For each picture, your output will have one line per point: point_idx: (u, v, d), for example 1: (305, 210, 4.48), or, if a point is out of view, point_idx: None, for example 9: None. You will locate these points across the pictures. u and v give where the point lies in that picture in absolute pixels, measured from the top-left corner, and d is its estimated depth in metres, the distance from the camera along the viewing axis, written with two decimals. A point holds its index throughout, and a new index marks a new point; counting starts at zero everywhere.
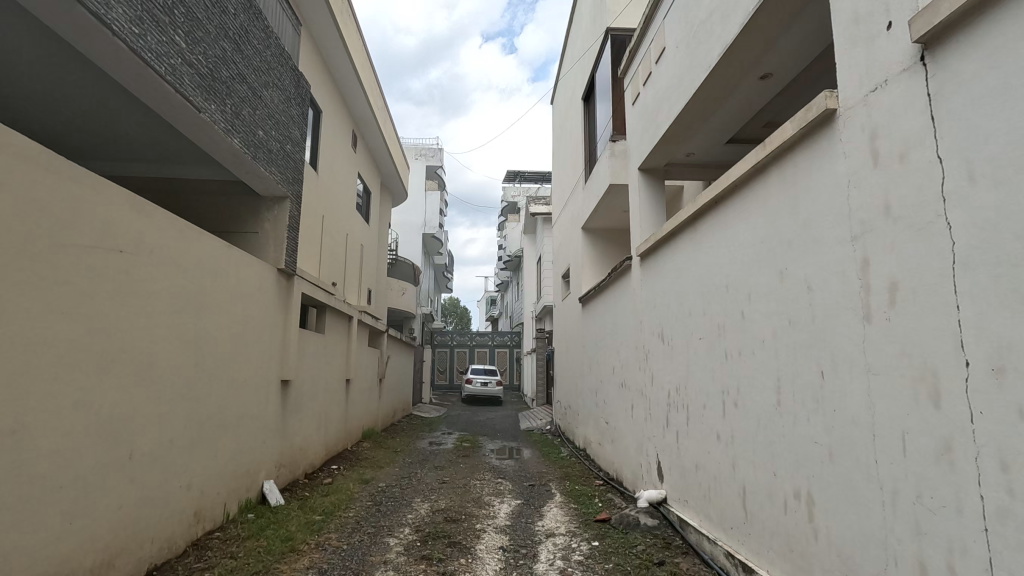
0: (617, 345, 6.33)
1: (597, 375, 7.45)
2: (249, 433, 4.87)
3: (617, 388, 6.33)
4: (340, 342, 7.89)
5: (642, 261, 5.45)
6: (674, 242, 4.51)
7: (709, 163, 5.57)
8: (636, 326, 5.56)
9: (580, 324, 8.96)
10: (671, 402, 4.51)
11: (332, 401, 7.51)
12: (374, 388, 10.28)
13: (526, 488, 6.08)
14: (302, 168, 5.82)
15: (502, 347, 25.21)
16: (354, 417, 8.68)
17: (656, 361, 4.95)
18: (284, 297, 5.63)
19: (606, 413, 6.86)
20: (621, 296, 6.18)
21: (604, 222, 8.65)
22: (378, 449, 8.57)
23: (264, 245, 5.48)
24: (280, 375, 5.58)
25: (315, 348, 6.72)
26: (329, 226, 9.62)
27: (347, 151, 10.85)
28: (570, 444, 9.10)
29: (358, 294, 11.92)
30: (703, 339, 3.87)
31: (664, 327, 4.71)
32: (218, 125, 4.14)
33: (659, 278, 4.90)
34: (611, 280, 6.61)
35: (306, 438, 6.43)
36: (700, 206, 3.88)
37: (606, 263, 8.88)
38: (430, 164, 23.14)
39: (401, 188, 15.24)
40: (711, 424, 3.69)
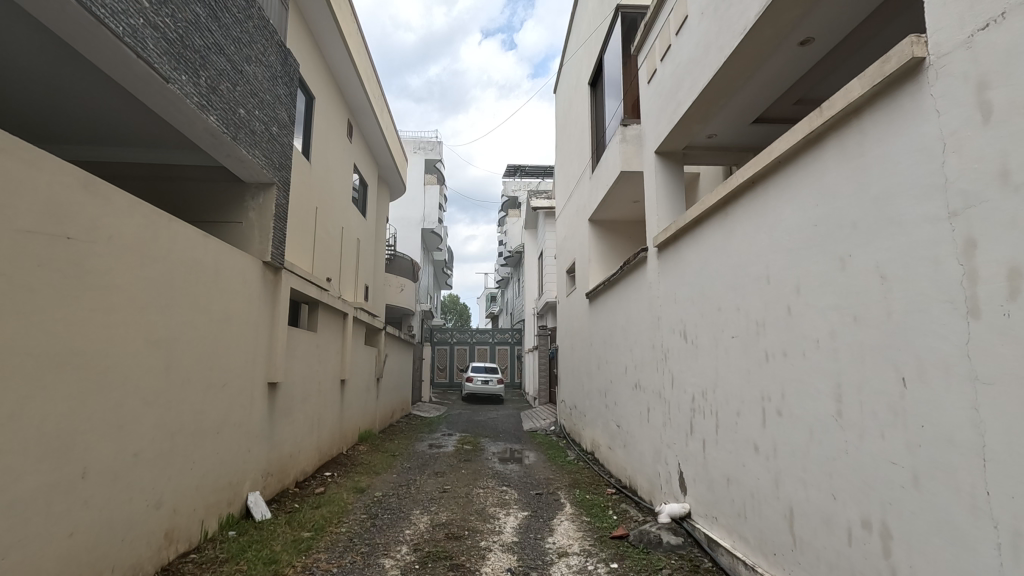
0: (630, 343, 5.90)
1: (608, 376, 7.02)
2: (232, 442, 4.45)
3: (630, 390, 5.90)
4: (334, 342, 7.45)
5: (659, 253, 5.01)
6: (699, 231, 4.07)
7: (732, 146, 5.13)
8: (652, 323, 5.13)
9: (587, 322, 8.53)
10: (696, 407, 4.08)
11: (326, 403, 7.08)
12: (371, 388, 9.85)
13: (533, 498, 5.66)
14: (290, 153, 5.37)
15: (503, 345, 24.78)
16: (349, 419, 8.26)
17: (676, 362, 4.52)
18: (271, 293, 5.20)
19: (618, 416, 6.43)
20: (635, 292, 5.75)
21: (613, 213, 8.21)
22: (374, 453, 8.14)
23: (249, 236, 5.04)
24: (267, 377, 5.15)
25: (306, 347, 6.29)
26: (323, 219, 9.17)
27: (343, 141, 10.40)
28: (576, 447, 8.67)
29: (355, 290, 11.49)
30: (735, 338, 3.44)
31: (687, 324, 4.29)
32: (190, 99, 3.69)
33: (680, 270, 4.47)
34: (623, 274, 6.18)
35: (297, 444, 6.01)
36: (733, 188, 3.44)
37: (614, 257, 8.45)
38: (429, 157, 22.67)
39: (400, 182, 14.77)
40: (747, 434, 3.27)
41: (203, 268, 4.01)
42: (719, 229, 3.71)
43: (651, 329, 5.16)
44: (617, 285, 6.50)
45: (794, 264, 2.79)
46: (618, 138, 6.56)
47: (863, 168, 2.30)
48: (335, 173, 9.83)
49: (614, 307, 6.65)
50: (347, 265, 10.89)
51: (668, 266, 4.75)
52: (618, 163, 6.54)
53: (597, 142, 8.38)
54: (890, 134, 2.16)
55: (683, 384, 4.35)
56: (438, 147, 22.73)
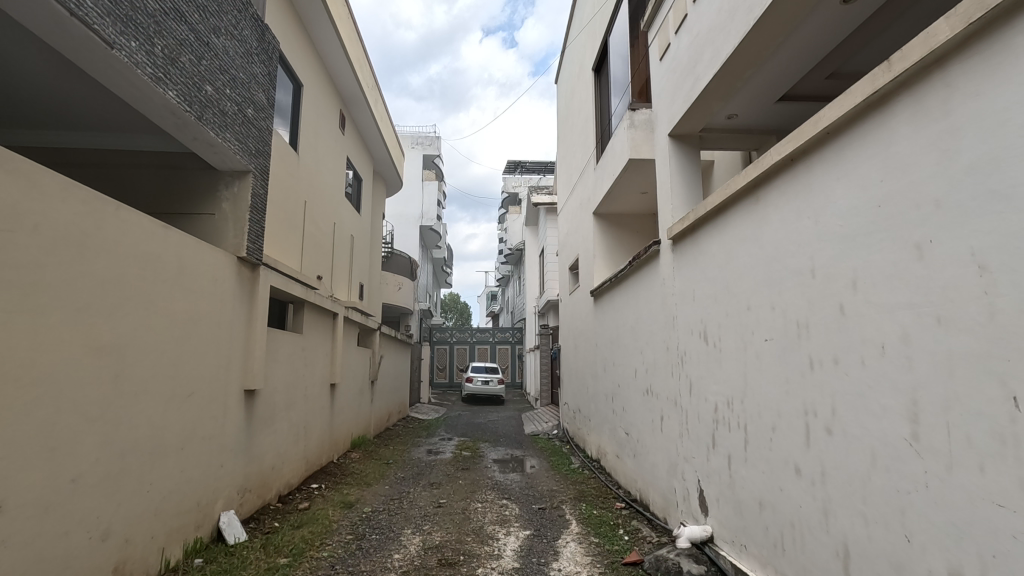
0: (640, 345, 5.43)
1: (615, 379, 6.56)
2: (201, 457, 4.00)
3: (640, 396, 5.44)
4: (323, 343, 6.98)
5: (674, 245, 4.54)
6: (723, 220, 3.61)
7: (754, 127, 4.67)
8: (667, 323, 4.66)
9: (591, 321, 8.07)
10: (719, 419, 3.62)
11: (314, 408, 6.63)
12: (365, 392, 9.39)
13: (536, 514, 5.20)
14: (268, 138, 4.91)
15: (504, 344, 24.34)
16: (340, 425, 7.81)
17: (695, 366, 4.07)
18: (247, 292, 4.74)
19: (626, 423, 5.97)
20: (646, 289, 5.28)
21: (619, 206, 7.75)
22: (367, 462, 7.69)
23: (223, 228, 4.59)
24: (244, 383, 4.70)
25: (290, 350, 5.84)
26: (313, 215, 8.72)
27: (335, 133, 9.94)
28: (581, 454, 8.21)
29: (349, 289, 11.04)
30: (770, 341, 2.98)
31: (708, 324, 3.82)
32: (142, 69, 3.22)
33: (699, 265, 4.01)
34: (632, 270, 5.71)
35: (280, 456, 5.55)
36: (768, 168, 2.97)
37: (620, 253, 7.99)
38: (427, 153, 22.19)
39: (395, 176, 14.30)
40: (786, 453, 2.81)
41: (162, 264, 3.55)
42: (749, 216, 3.24)
43: (665, 330, 4.70)
44: (626, 282, 6.04)
45: (849, 253, 2.33)
46: (626, 123, 6.10)
47: (948, 131, 1.84)
48: (325, 166, 9.37)
49: (623, 305, 6.18)
50: (341, 263, 10.44)
51: (685, 260, 4.29)
52: (626, 150, 6.08)
53: (601, 131, 7.92)
54: (991, 85, 1.70)
55: (703, 392, 3.89)
56: (436, 142, 22.27)
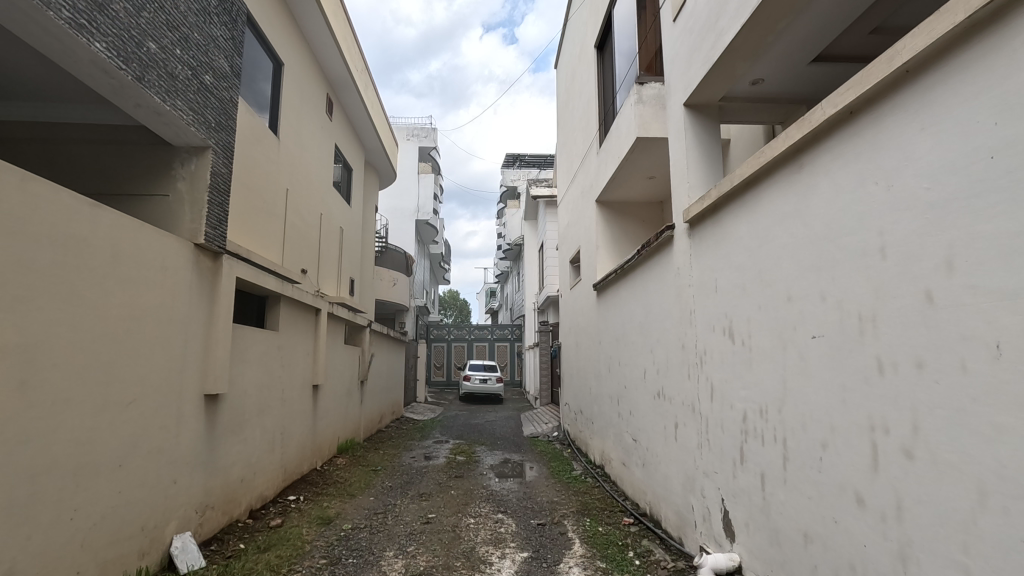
0: (650, 343, 4.91)
1: (621, 380, 6.02)
2: (147, 474, 3.47)
3: (650, 401, 4.91)
4: (304, 342, 6.44)
5: (691, 230, 4.00)
6: (754, 196, 3.06)
7: (782, 95, 4.12)
8: (682, 318, 4.12)
9: (594, 317, 7.53)
10: (749, 429, 3.08)
11: (292, 412, 6.11)
12: (353, 393, 8.86)
13: (534, 531, 4.66)
14: (229, 110, 4.35)
15: (502, 341, 23.77)
16: (325, 430, 7.27)
17: (717, 367, 3.53)
18: (207, 285, 4.20)
19: (634, 429, 5.44)
20: (656, 280, 4.74)
21: (623, 193, 7.20)
22: (353, 469, 7.15)
23: (178, 212, 4.04)
24: (205, 387, 4.16)
25: (263, 349, 5.31)
26: (296, 204, 8.17)
27: (321, 119, 9.38)
28: (583, 459, 7.67)
29: (338, 284, 10.49)
30: (819, 338, 2.43)
31: (734, 319, 3.28)
32: (59, 13, 2.67)
33: (723, 250, 3.47)
34: (641, 260, 5.16)
35: (251, 466, 5.03)
36: (817, 127, 2.41)
37: (625, 243, 7.44)
38: (423, 145, 21.60)
39: (388, 166, 13.72)
40: (842, 477, 2.27)
41: (90, 248, 3.01)
42: (789, 189, 2.69)
43: (680, 325, 4.16)
44: (633, 273, 5.49)
45: (944, 225, 1.78)
46: (633, 99, 5.55)
47: None
48: (311, 153, 8.81)
49: (630, 299, 5.64)
50: (329, 257, 9.89)
51: (705, 246, 3.75)
52: (633, 129, 5.54)
53: (605, 113, 7.38)
54: None
55: (727, 397, 3.35)
56: (433, 134, 21.59)
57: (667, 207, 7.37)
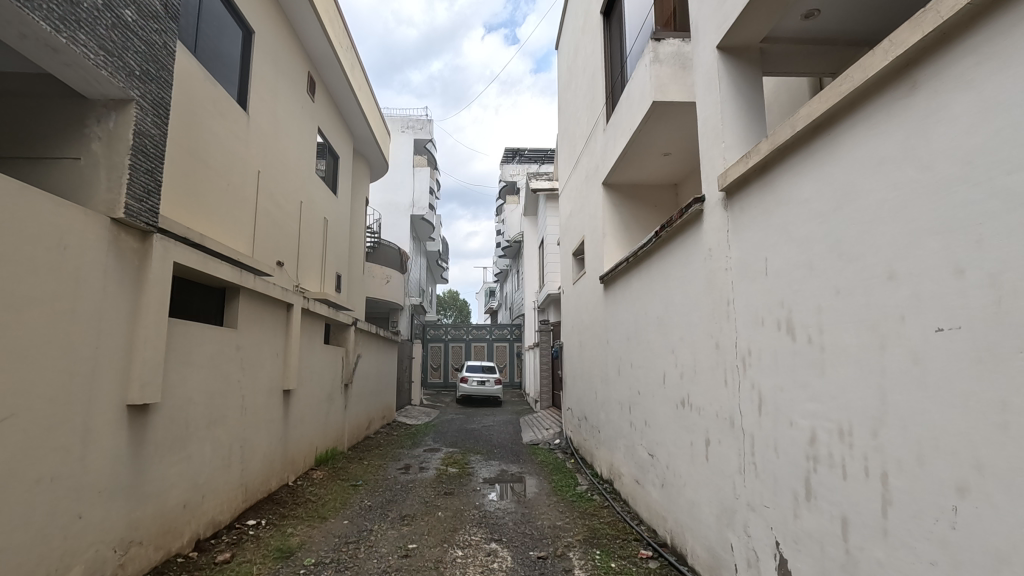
0: (671, 341, 4.14)
1: (633, 385, 5.25)
2: (34, 512, 2.69)
3: (672, 410, 4.13)
4: (271, 342, 5.66)
5: (727, 202, 3.22)
6: (826, 144, 2.29)
7: (838, 35, 3.36)
8: (716, 309, 3.34)
9: (601, 314, 6.75)
10: (819, 455, 2.31)
11: (256, 422, 5.33)
12: (335, 397, 8.08)
13: (534, 567, 3.88)
14: (157, 57, 3.57)
15: (502, 341, 22.92)
16: (299, 439, 6.50)
17: (767, 371, 2.76)
18: (131, 270, 3.42)
19: (651, 442, 4.67)
20: (678, 266, 3.97)
21: (634, 173, 6.43)
22: (329, 485, 6.37)
23: (93, 179, 3.26)
24: (129, 396, 3.39)
25: (216, 349, 4.54)
26: (271, 190, 7.41)
27: (302, 99, 8.62)
28: (589, 472, 6.88)
29: (322, 279, 9.71)
30: (950, 332, 1.66)
31: (794, 309, 2.51)
32: None
33: (773, 220, 2.70)
34: (659, 244, 4.39)
35: (199, 489, 4.25)
36: (949, 20, 1.63)
37: (635, 231, 6.65)
38: (419, 138, 20.81)
39: (378, 156, 12.95)
40: (999, 542, 1.49)
41: None
42: (891, 122, 1.91)
43: (713, 319, 3.38)
44: (649, 260, 4.71)
45: None
46: (648, 59, 4.79)
47: None
48: (289, 135, 8.05)
49: (645, 290, 4.86)
50: (311, 249, 9.11)
51: (747, 218, 2.98)
52: (648, 93, 4.79)
53: (612, 85, 6.62)
54: None
55: (784, 410, 2.58)
56: (429, 125, 20.75)
57: (683, 190, 6.58)
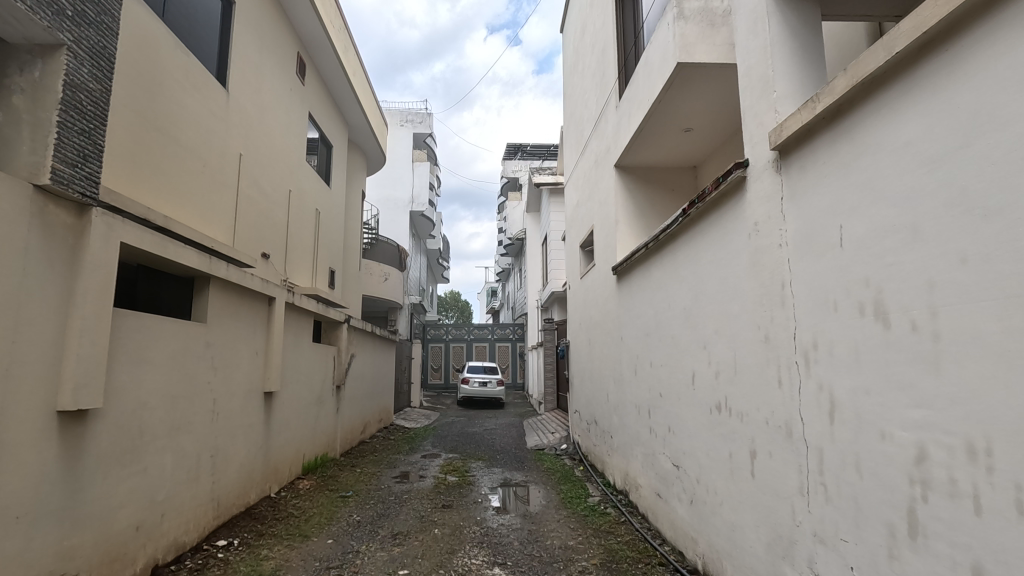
0: (703, 334, 3.57)
1: (653, 386, 4.67)
2: None
3: (704, 415, 3.56)
4: (249, 339, 5.10)
5: (781, 164, 2.66)
6: (941, 64, 1.72)
7: None
8: (766, 294, 2.77)
9: (613, 308, 6.19)
10: (930, 478, 1.74)
11: (231, 427, 4.77)
12: (326, 400, 7.52)
13: None
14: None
15: (504, 341, 22.35)
16: (284, 445, 5.95)
17: (840, 368, 2.20)
18: (62, 250, 2.86)
19: (675, 451, 4.11)
20: (713, 246, 3.40)
21: (649, 153, 5.88)
22: (315, 496, 5.79)
23: (13, 139, 2.73)
24: (60, 402, 2.82)
25: (180, 346, 3.99)
26: (255, 176, 6.86)
27: (292, 81, 8.09)
28: (600, 481, 6.32)
29: (314, 273, 9.16)
30: None
31: (887, 287, 1.93)
32: None
33: (853, 176, 2.12)
34: (687, 223, 3.83)
35: (157, 507, 3.69)
36: None
37: (651, 217, 6.09)
38: (418, 132, 20.25)
39: (375, 147, 12.42)
40: None
41: None
42: None
43: (761, 306, 2.81)
44: (674, 244, 4.15)
45: None
46: (672, 16, 4.24)
47: None
48: (277, 119, 7.52)
49: (667, 278, 4.31)
50: (301, 242, 8.56)
51: (811, 178, 2.41)
52: (671, 54, 4.24)
53: (625, 58, 6.07)
54: None
55: (870, 418, 2.01)
56: (428, 119, 20.22)
57: (704, 171, 6.02)
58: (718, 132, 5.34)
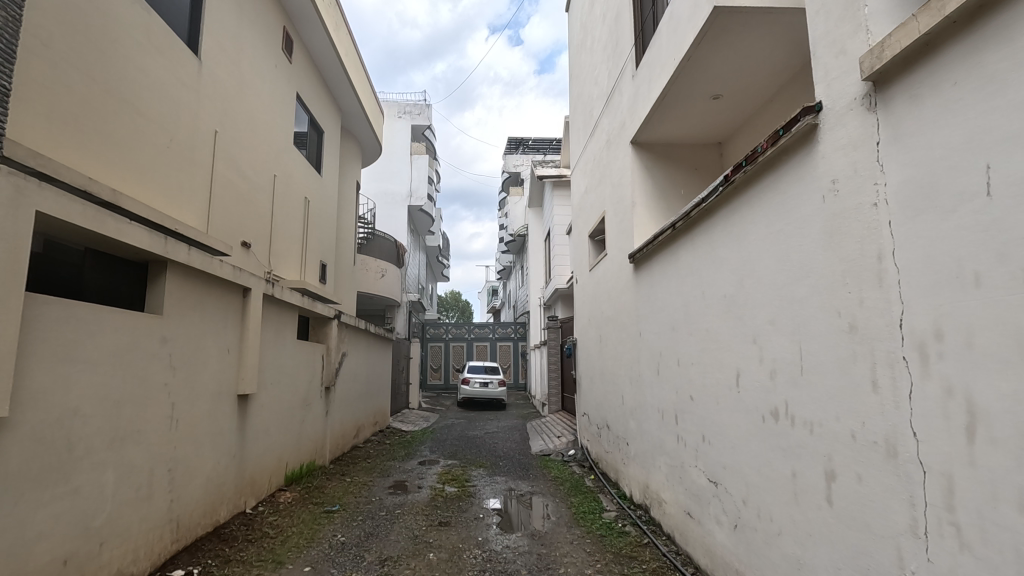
0: (753, 324, 2.95)
1: (682, 388, 4.05)
2: None
3: (754, 423, 2.93)
4: (218, 334, 4.49)
5: (875, 99, 2.03)
6: None
7: None
8: (850, 270, 2.14)
9: (628, 300, 5.58)
10: None
11: (197, 435, 4.16)
12: (314, 403, 6.90)
13: None
14: None
15: (505, 340, 21.71)
16: (263, 453, 5.34)
17: (981, 367, 1.59)
18: None
19: (711, 463, 3.49)
20: (769, 216, 2.78)
21: (670, 126, 5.27)
22: (297, 511, 5.17)
23: None
24: None
25: (127, 341, 3.37)
26: (234, 157, 6.24)
27: (277, 57, 7.48)
28: (614, 494, 5.70)
29: (303, 266, 8.54)
30: None
31: None
32: None
33: (1011, 94, 1.50)
34: (730, 192, 3.22)
35: (94, 535, 3.07)
36: None
37: (672, 199, 5.48)
38: (416, 124, 19.61)
39: (370, 135, 11.81)
40: None
41: None
42: None
43: (843, 286, 2.19)
44: (710, 220, 3.54)
45: None
46: None
47: None
48: (259, 96, 6.90)
49: (700, 261, 3.69)
50: (288, 232, 7.94)
51: (931, 109, 1.78)
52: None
53: (643, 21, 5.45)
54: None
55: None
56: (426, 111, 19.61)
57: (731, 148, 5.42)
58: (750, 99, 4.74)
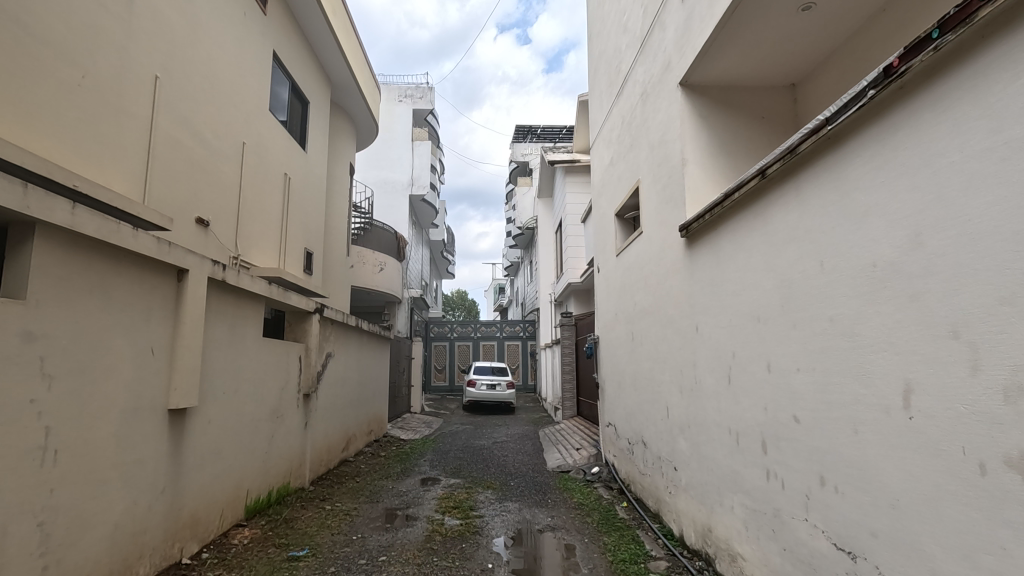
0: (952, 310, 1.74)
1: (776, 404, 2.85)
2: None
3: (957, 472, 1.72)
4: (136, 330, 3.34)
5: None
6: None
7: None
8: None
9: (676, 286, 4.39)
10: None
11: (97, 467, 3.01)
12: (287, 413, 5.74)
13: None
14: None
15: (513, 339, 20.57)
16: (211, 482, 4.19)
17: None
18: None
19: (843, 523, 2.28)
20: (1000, 116, 1.58)
21: (736, 60, 4.06)
22: (254, 559, 3.98)
23: None
24: None
25: None
26: (186, 114, 5.10)
27: (247, 4, 6.33)
28: (659, 533, 4.49)
29: (282, 254, 7.40)
30: None
31: None
32: None
33: None
34: (891, 98, 2.02)
35: None
36: None
37: (736, 156, 4.26)
38: (418, 108, 18.42)
39: (365, 112, 10.68)
40: None
41: None
42: None
43: None
44: (838, 153, 2.33)
45: None
46: None
47: None
48: (223, 46, 5.76)
49: (818, 217, 2.48)
50: (263, 213, 6.80)
51: None
52: None
53: None
54: None
55: None
56: (429, 96, 18.40)
57: (813, 90, 4.20)
58: (855, 8, 3.50)
